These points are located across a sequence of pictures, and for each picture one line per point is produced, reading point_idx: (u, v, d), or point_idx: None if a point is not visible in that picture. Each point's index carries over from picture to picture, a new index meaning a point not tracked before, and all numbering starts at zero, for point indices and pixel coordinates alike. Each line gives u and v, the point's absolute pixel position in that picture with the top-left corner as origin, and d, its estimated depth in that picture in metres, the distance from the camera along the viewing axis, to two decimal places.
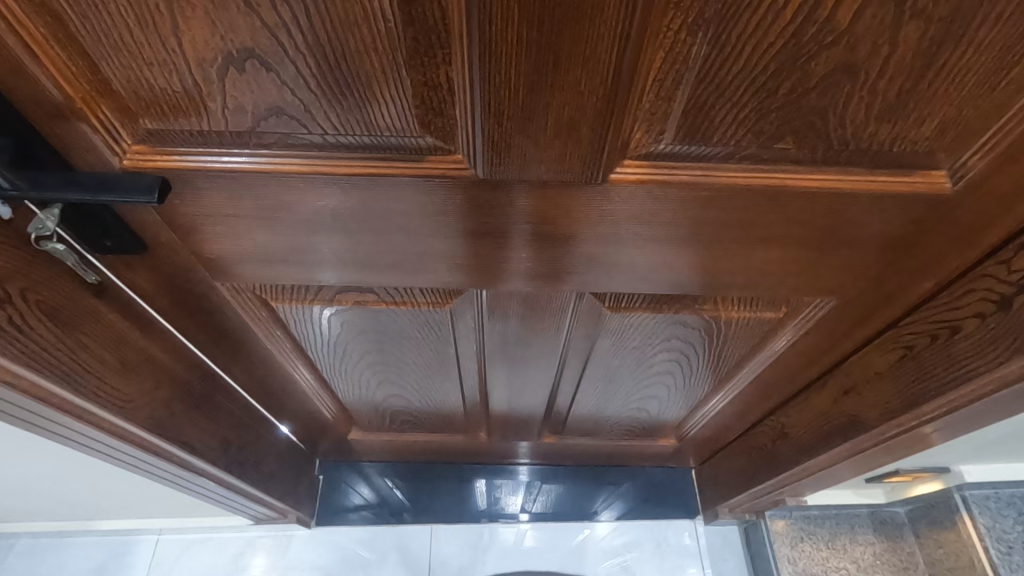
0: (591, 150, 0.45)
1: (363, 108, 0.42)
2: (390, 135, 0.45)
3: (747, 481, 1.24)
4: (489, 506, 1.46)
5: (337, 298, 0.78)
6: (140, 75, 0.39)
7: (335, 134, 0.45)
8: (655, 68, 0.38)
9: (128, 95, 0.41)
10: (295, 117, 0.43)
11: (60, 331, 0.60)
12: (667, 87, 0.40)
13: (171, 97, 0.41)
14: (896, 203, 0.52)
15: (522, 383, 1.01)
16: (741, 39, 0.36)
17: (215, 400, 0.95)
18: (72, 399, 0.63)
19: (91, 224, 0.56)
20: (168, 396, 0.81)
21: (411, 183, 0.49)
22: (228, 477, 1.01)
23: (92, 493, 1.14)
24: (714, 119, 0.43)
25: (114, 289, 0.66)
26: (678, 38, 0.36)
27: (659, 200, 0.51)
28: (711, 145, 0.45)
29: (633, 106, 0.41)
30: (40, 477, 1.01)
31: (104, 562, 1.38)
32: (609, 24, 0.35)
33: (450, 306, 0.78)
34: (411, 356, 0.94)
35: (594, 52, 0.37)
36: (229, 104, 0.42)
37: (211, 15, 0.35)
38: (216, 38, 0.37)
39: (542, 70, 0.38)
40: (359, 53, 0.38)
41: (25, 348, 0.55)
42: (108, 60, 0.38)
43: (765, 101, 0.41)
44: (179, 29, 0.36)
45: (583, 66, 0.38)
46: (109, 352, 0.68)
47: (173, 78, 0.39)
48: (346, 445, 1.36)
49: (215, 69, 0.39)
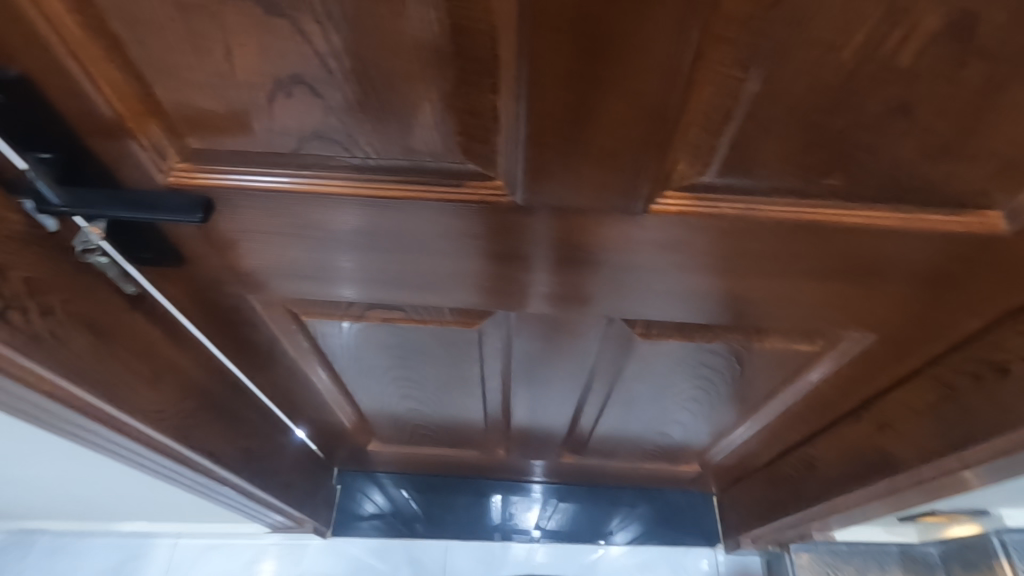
0: (632, 180, 0.44)
1: (406, 134, 0.42)
2: (431, 160, 0.45)
3: (771, 512, 1.21)
4: (503, 522, 1.44)
5: (365, 314, 0.77)
6: (190, 96, 0.40)
7: (376, 158, 0.45)
8: (704, 102, 0.38)
9: (177, 115, 0.41)
10: (338, 140, 0.43)
11: (98, 343, 0.60)
12: (715, 120, 0.39)
13: (218, 118, 0.42)
14: (944, 240, 0.50)
15: (545, 402, 1.01)
16: (795, 77, 0.36)
17: (240, 410, 0.95)
18: (102, 406, 0.65)
19: (134, 237, 0.57)
20: (194, 406, 0.82)
21: (449, 207, 0.49)
22: (247, 485, 1.02)
23: (115, 495, 1.15)
24: (761, 154, 0.42)
25: (149, 301, 0.67)
26: (730, 73, 0.36)
27: (699, 231, 0.50)
28: (754, 178, 0.45)
29: (679, 138, 0.41)
30: (66, 479, 1.02)
31: (120, 564, 1.35)
32: (661, 64, 0.35)
33: (478, 327, 0.78)
34: (436, 373, 0.94)
35: (643, 86, 0.36)
36: (274, 126, 0.42)
37: (264, 43, 0.36)
38: (266, 65, 0.37)
39: (589, 102, 0.38)
40: (407, 80, 0.38)
41: (62, 356, 0.56)
42: (160, 83, 0.39)
43: (815, 137, 0.40)
44: (231, 55, 0.37)
45: (631, 99, 0.37)
46: (142, 363, 0.69)
47: (221, 101, 0.40)
48: (363, 456, 1.36)
49: (263, 94, 0.39)
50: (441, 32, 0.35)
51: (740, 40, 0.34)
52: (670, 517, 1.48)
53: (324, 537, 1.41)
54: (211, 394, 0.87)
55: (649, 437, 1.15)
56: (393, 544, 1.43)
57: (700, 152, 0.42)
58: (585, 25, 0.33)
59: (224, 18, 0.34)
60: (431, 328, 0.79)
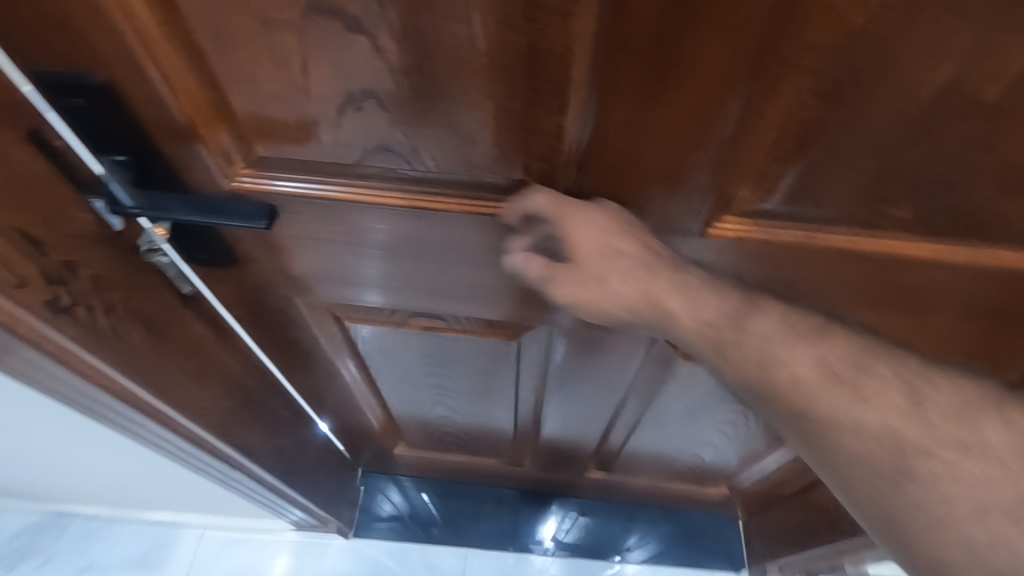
0: (690, 202, 0.44)
1: (468, 149, 0.43)
2: (489, 176, 0.45)
3: (799, 542, 1.17)
4: (519, 534, 1.43)
5: (407, 322, 0.77)
6: (262, 105, 0.41)
7: (436, 172, 0.45)
8: (773, 129, 0.37)
9: (248, 122, 0.42)
10: (399, 153, 0.44)
11: (151, 340, 0.61)
12: (783, 147, 0.38)
13: (286, 128, 0.42)
14: (1014, 277, 0.48)
15: (577, 415, 1.00)
16: (873, 109, 0.35)
17: (275, 409, 0.96)
18: (151, 402, 0.65)
19: (194, 241, 0.58)
20: (234, 404, 0.83)
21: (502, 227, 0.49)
22: (277, 483, 1.03)
23: (148, 489, 1.15)
24: (827, 183, 0.41)
25: (202, 303, 0.68)
26: (805, 102, 0.35)
27: (756, 257, 0.49)
28: (819, 208, 0.44)
29: (743, 162, 0.40)
30: (103, 469, 1.04)
31: (147, 552, 1.35)
32: (733, 85, 0.35)
33: (518, 340, 0.78)
34: (470, 382, 0.94)
35: (712, 109, 0.36)
36: (339, 138, 0.43)
37: (339, 58, 0.36)
38: (339, 80, 0.38)
39: (654, 122, 0.38)
40: (477, 97, 0.38)
41: (119, 350, 0.56)
42: (236, 92, 0.40)
43: (886, 168, 0.39)
44: (306, 70, 0.37)
45: (699, 121, 0.37)
46: (189, 360, 0.69)
47: (291, 111, 0.41)
48: (386, 458, 1.35)
49: (333, 108, 0.40)
50: (517, 50, 0.35)
51: (823, 71, 0.33)
52: (693, 536, 1.43)
53: (347, 536, 1.40)
54: (252, 393, 0.87)
55: (679, 456, 1.12)
56: (410, 547, 1.41)
57: (764, 178, 0.41)
58: (662, 43, 0.33)
59: (306, 34, 0.35)
60: (468, 338, 0.79)
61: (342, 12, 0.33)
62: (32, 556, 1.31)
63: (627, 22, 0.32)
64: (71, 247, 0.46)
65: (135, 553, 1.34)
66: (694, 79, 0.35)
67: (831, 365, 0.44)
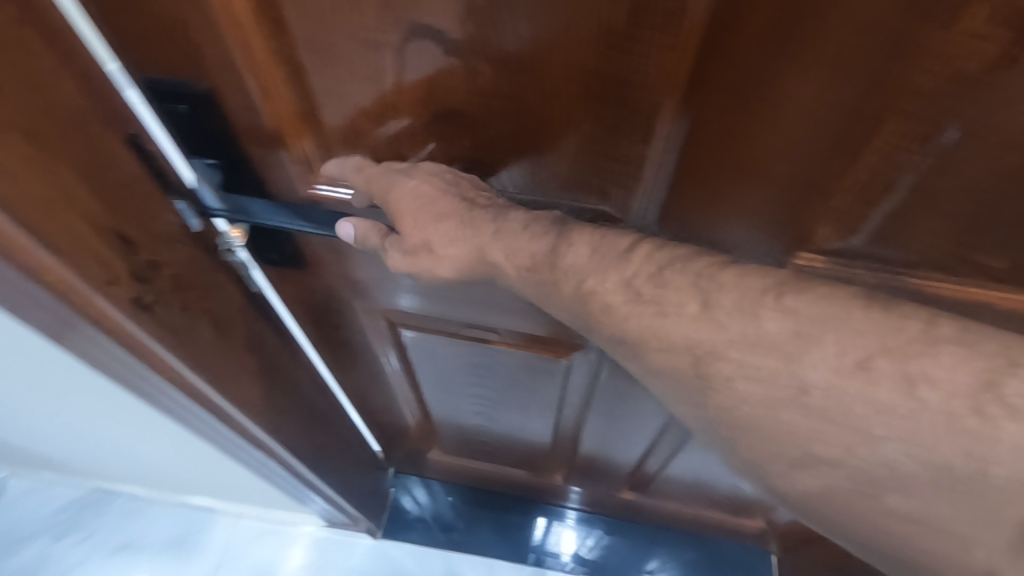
0: (769, 237, 0.43)
1: (548, 172, 0.43)
2: (564, 200, 0.45)
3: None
4: (541, 543, 1.31)
5: (460, 332, 0.76)
6: (351, 120, 0.42)
7: (512, 193, 0.45)
8: (865, 170, 0.36)
9: (334, 135, 0.43)
10: (478, 171, 0.44)
11: (221, 339, 0.60)
12: (874, 189, 0.37)
13: (371, 142, 0.43)
14: None
15: (619, 436, 0.96)
16: (977, 160, 0.33)
17: (322, 409, 0.96)
18: (219, 400, 0.64)
19: (266, 243, 0.59)
20: (287, 403, 0.83)
21: None
22: (323, 484, 1.01)
23: (191, 479, 1.15)
24: (918, 228, 0.39)
25: (258, 299, 0.68)
26: (902, 146, 0.34)
27: None
28: (904, 253, 0.42)
29: (829, 201, 0.39)
30: (150, 459, 1.04)
31: (183, 534, 1.29)
32: (822, 120, 0.34)
33: (569, 358, 0.77)
34: (510, 393, 0.90)
35: (801, 146, 0.36)
36: (421, 153, 0.44)
37: (433, 79, 0.37)
38: (430, 99, 0.39)
39: (739, 156, 0.38)
40: (561, 117, 0.38)
41: (195, 348, 0.55)
42: (327, 107, 0.41)
43: (986, 220, 0.37)
44: (399, 89, 0.38)
45: (785, 157, 0.37)
46: (251, 356, 0.69)
47: (379, 127, 0.42)
48: (417, 458, 1.26)
49: (420, 125, 0.41)
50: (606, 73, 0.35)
51: (921, 114, 0.32)
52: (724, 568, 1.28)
53: (375, 537, 1.29)
54: (302, 390, 0.87)
55: (712, 494, 1.08)
56: (433, 556, 1.29)
57: (847, 219, 0.40)
58: (754, 74, 0.33)
59: (403, 55, 0.36)
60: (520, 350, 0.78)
61: (441, 35, 0.34)
62: (75, 530, 1.28)
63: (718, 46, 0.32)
64: (159, 245, 0.45)
65: (174, 534, 1.28)
66: (785, 113, 0.34)
67: (632, 283, 0.39)
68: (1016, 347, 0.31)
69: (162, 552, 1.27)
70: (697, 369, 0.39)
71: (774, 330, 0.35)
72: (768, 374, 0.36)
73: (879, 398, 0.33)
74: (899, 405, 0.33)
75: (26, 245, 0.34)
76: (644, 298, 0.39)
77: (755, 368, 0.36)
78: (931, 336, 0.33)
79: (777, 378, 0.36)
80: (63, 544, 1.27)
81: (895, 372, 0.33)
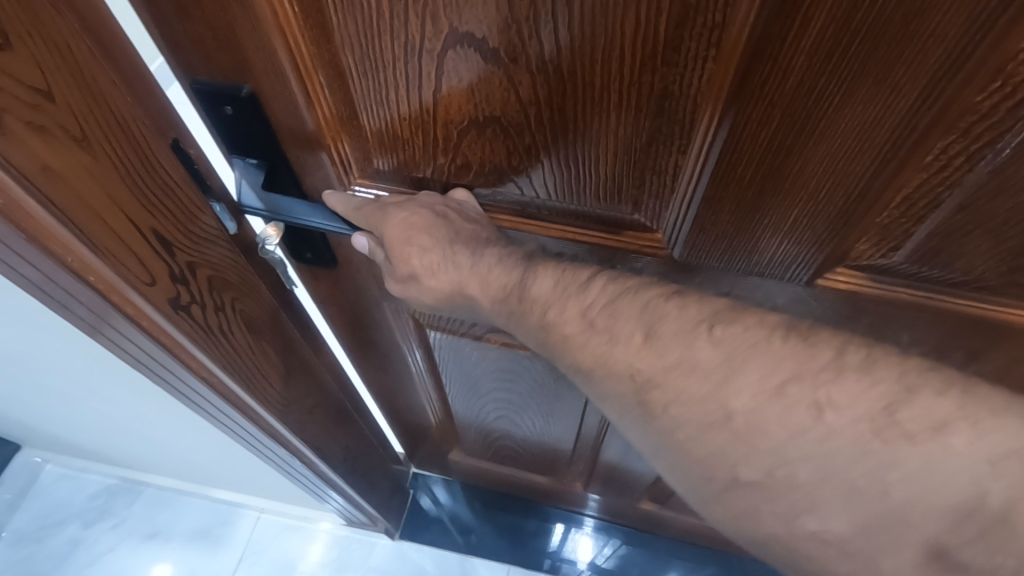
0: (806, 251, 0.42)
1: (582, 179, 0.43)
2: (598, 207, 0.45)
3: None
4: (559, 548, 1.29)
5: (486, 336, 0.75)
6: (390, 125, 0.42)
7: (545, 198, 0.45)
8: (909, 186, 0.35)
9: (373, 138, 0.43)
10: (512, 177, 0.44)
11: (253, 340, 0.61)
12: (918, 206, 0.36)
13: (409, 145, 0.43)
14: None
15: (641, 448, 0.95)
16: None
17: (347, 409, 0.96)
18: (247, 399, 0.64)
19: (301, 240, 0.60)
20: (313, 403, 0.83)
21: (607, 256, 0.49)
22: (345, 485, 1.02)
23: (217, 473, 1.16)
24: (963, 247, 0.38)
25: (291, 301, 0.69)
26: (951, 162, 0.33)
27: (865, 311, 0.47)
28: (947, 271, 0.41)
29: (871, 217, 0.38)
30: (178, 451, 1.05)
31: (208, 526, 1.30)
32: (868, 135, 0.33)
33: None
34: (534, 400, 0.90)
35: (844, 162, 0.35)
36: (457, 158, 0.43)
37: (473, 86, 0.37)
38: (469, 105, 0.38)
39: (779, 171, 0.37)
40: (600, 128, 0.38)
41: (228, 348, 0.56)
42: (368, 109, 0.41)
43: None
44: (439, 94, 0.38)
45: (828, 172, 0.36)
46: (280, 357, 0.69)
47: (418, 131, 0.41)
48: (440, 459, 1.25)
49: (459, 130, 0.41)
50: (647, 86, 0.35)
51: (973, 132, 0.31)
52: None
53: (392, 537, 1.28)
54: (329, 391, 0.88)
55: None
56: (449, 557, 1.28)
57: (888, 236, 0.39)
58: (799, 93, 0.32)
59: (443, 63, 0.36)
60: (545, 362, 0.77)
61: (481, 43, 0.34)
62: (105, 517, 1.31)
63: (763, 65, 0.31)
64: (198, 245, 0.46)
65: (199, 526, 1.30)
66: (827, 133, 0.34)
67: (588, 313, 0.41)
68: (911, 377, 0.33)
69: (187, 542, 1.29)
70: (638, 397, 0.38)
71: (701, 358, 0.36)
72: (696, 401, 0.36)
73: (791, 426, 0.34)
74: (807, 429, 0.33)
75: (74, 247, 0.36)
76: (595, 325, 0.40)
77: (686, 397, 0.36)
78: (841, 365, 0.33)
79: (705, 406, 0.36)
80: (93, 529, 1.30)
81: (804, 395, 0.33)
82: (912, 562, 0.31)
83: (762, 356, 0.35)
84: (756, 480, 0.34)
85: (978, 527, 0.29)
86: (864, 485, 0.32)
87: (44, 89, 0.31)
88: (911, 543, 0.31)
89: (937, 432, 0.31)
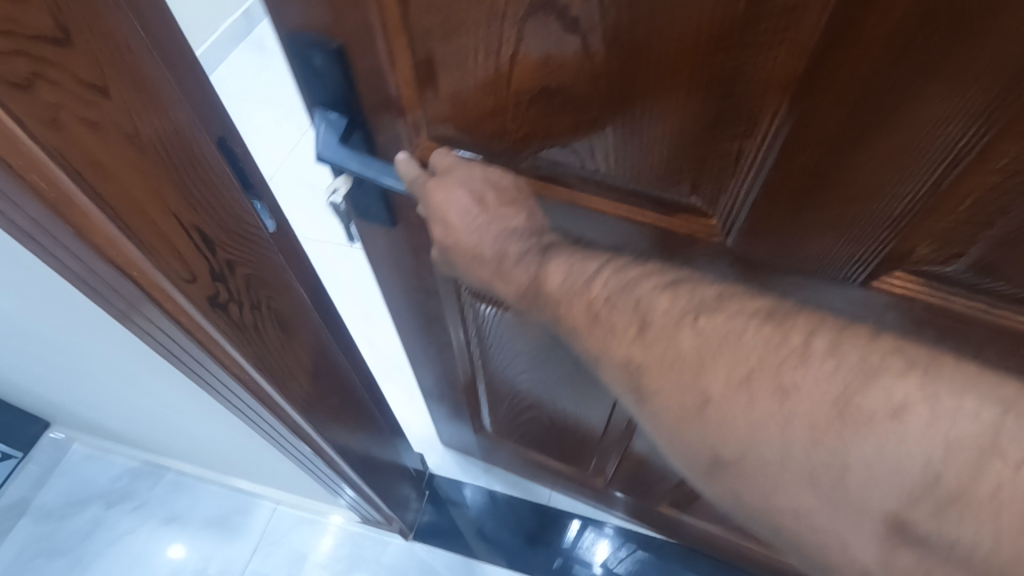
0: (862, 254, 0.41)
1: (640, 159, 0.43)
2: (654, 189, 0.45)
3: None
4: (571, 549, 1.26)
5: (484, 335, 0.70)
6: (466, 87, 0.42)
7: (602, 176, 0.45)
8: (976, 192, 0.34)
9: (444, 103, 0.44)
10: (573, 149, 0.44)
11: (285, 334, 0.60)
12: (985, 212, 0.35)
13: (479, 112, 0.43)
14: None
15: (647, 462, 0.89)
16: None
17: (369, 410, 0.96)
18: (278, 397, 0.65)
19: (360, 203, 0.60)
20: (337, 403, 0.83)
21: (658, 236, 0.48)
22: (364, 488, 1.02)
23: (235, 460, 1.17)
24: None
25: (320, 292, 0.67)
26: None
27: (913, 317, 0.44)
28: (1005, 283, 0.39)
29: (933, 222, 0.37)
30: (198, 438, 1.06)
31: (225, 514, 1.32)
32: (938, 136, 0.32)
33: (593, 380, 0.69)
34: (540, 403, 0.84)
35: (910, 164, 0.34)
36: (520, 129, 0.44)
37: (551, 58, 0.38)
38: (542, 75, 0.39)
39: (841, 169, 0.36)
40: (663, 98, 0.38)
41: (258, 340, 0.55)
42: (449, 76, 0.41)
43: None
44: (516, 60, 0.38)
45: (892, 173, 0.35)
46: (309, 358, 0.69)
47: (490, 98, 0.42)
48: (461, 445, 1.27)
49: (529, 100, 0.41)
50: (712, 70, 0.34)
51: None
52: None
53: (405, 537, 1.27)
54: (353, 395, 0.88)
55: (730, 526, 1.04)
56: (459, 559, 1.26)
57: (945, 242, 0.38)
58: (869, 89, 0.31)
59: (524, 29, 0.36)
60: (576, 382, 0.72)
61: (564, 11, 0.34)
62: (127, 499, 1.34)
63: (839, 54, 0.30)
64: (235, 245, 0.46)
65: (216, 514, 1.31)
66: (891, 129, 0.32)
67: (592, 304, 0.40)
68: (873, 358, 0.33)
69: (199, 531, 1.30)
70: (633, 388, 0.39)
71: (675, 344, 0.37)
72: (664, 383, 0.37)
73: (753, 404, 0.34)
74: (773, 416, 0.34)
75: (120, 244, 0.37)
76: (569, 309, 0.41)
77: (665, 380, 0.37)
78: (806, 351, 0.34)
79: (686, 390, 0.36)
80: (115, 510, 1.33)
81: (774, 377, 0.34)
82: (878, 534, 0.32)
83: (730, 342, 0.36)
84: (738, 456, 0.35)
85: (939, 501, 0.30)
86: (831, 461, 0.32)
87: (97, 85, 0.32)
88: (876, 518, 0.32)
89: (892, 414, 0.32)
